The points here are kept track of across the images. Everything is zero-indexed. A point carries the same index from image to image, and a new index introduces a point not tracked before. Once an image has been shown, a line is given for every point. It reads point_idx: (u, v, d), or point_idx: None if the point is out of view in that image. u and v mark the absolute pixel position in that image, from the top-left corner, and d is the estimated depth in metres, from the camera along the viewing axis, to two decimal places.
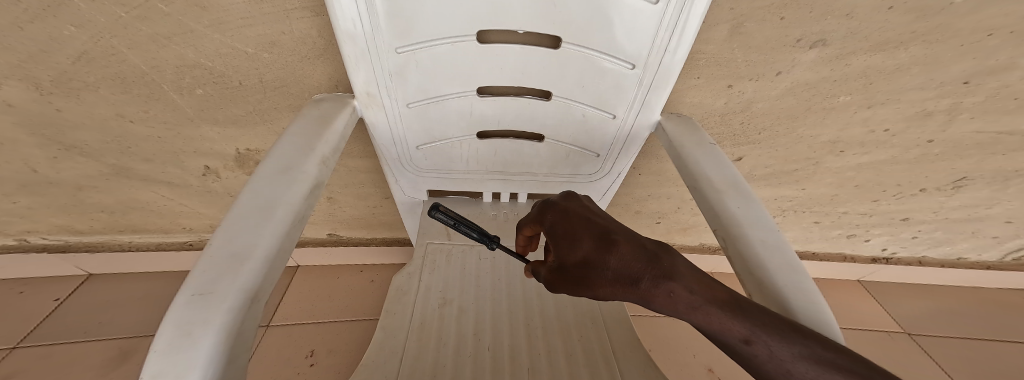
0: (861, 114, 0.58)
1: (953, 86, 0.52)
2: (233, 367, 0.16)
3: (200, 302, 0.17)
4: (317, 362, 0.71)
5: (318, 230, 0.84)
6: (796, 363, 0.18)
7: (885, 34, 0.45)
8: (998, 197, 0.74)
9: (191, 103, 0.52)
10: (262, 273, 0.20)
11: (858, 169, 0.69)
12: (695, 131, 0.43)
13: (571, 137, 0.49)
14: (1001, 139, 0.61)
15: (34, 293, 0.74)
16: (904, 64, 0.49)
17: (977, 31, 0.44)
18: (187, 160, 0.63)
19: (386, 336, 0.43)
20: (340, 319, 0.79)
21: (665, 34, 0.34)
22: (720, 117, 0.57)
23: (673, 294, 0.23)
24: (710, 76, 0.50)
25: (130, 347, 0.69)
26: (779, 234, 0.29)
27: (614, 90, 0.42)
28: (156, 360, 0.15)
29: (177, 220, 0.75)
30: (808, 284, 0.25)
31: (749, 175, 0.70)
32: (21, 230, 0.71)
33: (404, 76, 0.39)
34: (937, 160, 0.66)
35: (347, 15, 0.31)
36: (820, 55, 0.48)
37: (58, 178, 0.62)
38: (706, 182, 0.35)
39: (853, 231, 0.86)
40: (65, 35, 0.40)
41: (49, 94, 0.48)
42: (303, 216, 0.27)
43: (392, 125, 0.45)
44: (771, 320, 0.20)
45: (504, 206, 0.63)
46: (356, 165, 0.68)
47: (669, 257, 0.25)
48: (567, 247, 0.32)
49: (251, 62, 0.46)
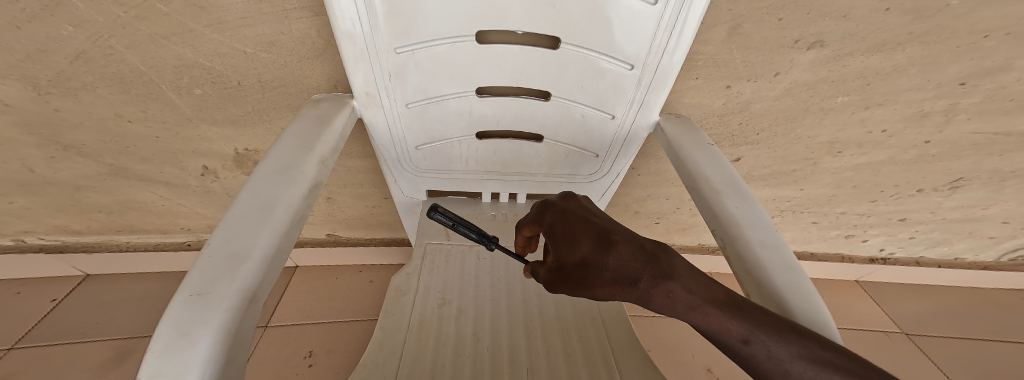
0: (858, 115, 0.58)
1: (950, 87, 0.52)
2: (231, 368, 0.16)
3: (199, 302, 0.17)
4: (316, 363, 0.71)
5: (317, 230, 0.84)
6: (794, 362, 0.18)
7: (882, 35, 0.45)
8: (995, 198, 0.74)
9: (190, 103, 0.52)
10: (260, 274, 0.20)
11: (856, 169, 0.69)
12: (694, 131, 0.43)
13: (571, 138, 0.49)
14: (997, 140, 0.62)
15: (31, 294, 0.74)
16: (901, 65, 0.49)
17: (973, 32, 0.44)
18: (186, 161, 0.62)
19: (385, 336, 0.43)
20: (339, 320, 0.79)
21: (664, 34, 0.35)
22: (719, 118, 0.57)
23: (671, 294, 0.23)
24: (708, 76, 0.50)
25: (128, 348, 0.69)
26: (777, 234, 0.29)
27: (613, 91, 0.42)
28: (154, 360, 0.14)
29: (176, 220, 0.75)
30: (807, 284, 0.25)
31: (748, 175, 0.70)
32: (18, 230, 0.71)
33: (404, 76, 0.39)
34: (935, 161, 0.66)
35: (347, 14, 0.32)
36: (818, 55, 0.48)
37: (57, 178, 0.62)
38: (705, 182, 0.35)
39: (851, 231, 0.86)
40: (64, 35, 0.40)
41: (46, 94, 0.48)
42: (302, 216, 0.27)
43: (391, 125, 0.45)
44: (769, 321, 0.20)
45: (503, 206, 0.63)
46: (355, 165, 0.67)
47: (668, 256, 0.25)
48: (566, 248, 0.32)
49: (250, 62, 0.46)
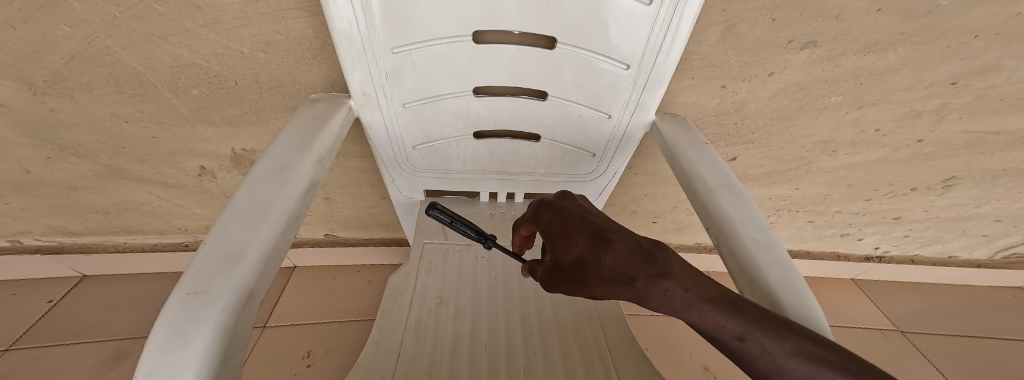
0: (852, 115, 0.58)
1: (941, 87, 0.53)
2: (228, 367, 0.16)
3: (194, 302, 0.17)
4: (314, 363, 0.71)
5: (315, 230, 0.84)
6: (788, 359, 0.19)
7: (874, 36, 0.46)
8: (987, 196, 0.75)
9: (186, 103, 0.52)
10: (258, 273, 0.20)
11: (851, 169, 0.70)
12: (688, 130, 0.43)
13: (567, 137, 0.50)
14: (989, 139, 0.62)
15: (28, 295, 0.74)
16: (893, 66, 0.50)
17: (963, 33, 0.45)
18: (183, 161, 0.62)
19: (382, 336, 0.43)
20: (337, 320, 0.79)
21: (659, 34, 0.35)
22: (715, 118, 0.58)
23: (668, 292, 0.23)
24: (703, 76, 0.51)
25: (125, 349, 0.68)
26: (770, 232, 0.30)
27: (608, 90, 0.42)
28: (151, 358, 0.15)
29: (173, 220, 0.75)
30: (799, 281, 0.25)
31: (744, 175, 0.70)
32: (14, 231, 0.71)
33: (401, 76, 0.39)
34: (927, 160, 0.67)
35: (343, 15, 0.32)
36: (811, 56, 0.48)
37: (53, 179, 0.62)
38: (700, 181, 0.36)
39: (846, 230, 0.87)
40: (59, 35, 0.40)
41: (42, 95, 0.48)
42: (299, 216, 0.27)
43: (388, 125, 0.46)
44: (763, 318, 0.20)
45: (500, 205, 0.63)
46: (352, 165, 0.68)
47: (664, 254, 0.25)
48: (563, 246, 0.32)
49: (247, 62, 0.46)
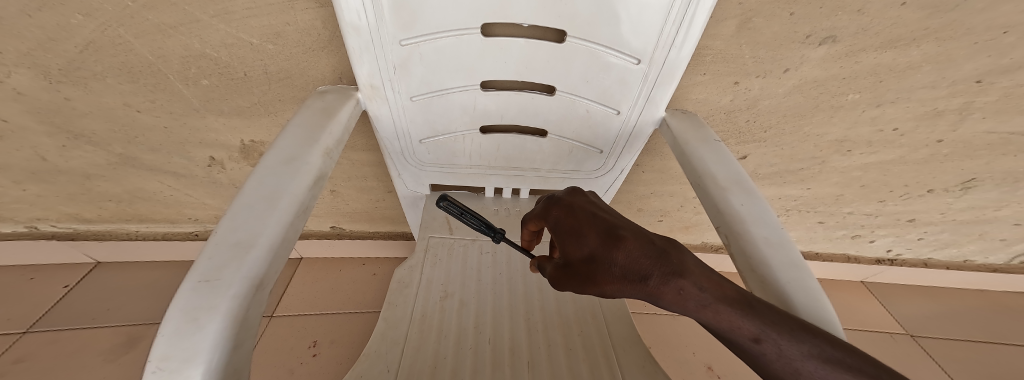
0: (869, 114, 0.57)
1: (965, 85, 0.51)
2: (241, 353, 0.17)
3: (205, 290, 0.17)
4: (319, 353, 0.72)
5: (322, 222, 0.85)
6: (806, 361, 0.18)
7: (896, 31, 0.44)
8: (1007, 199, 0.73)
9: (196, 93, 0.52)
10: (268, 262, 0.21)
11: (865, 169, 0.68)
12: (699, 127, 0.42)
13: (574, 133, 0.49)
14: (1013, 139, 0.60)
15: (44, 280, 0.75)
16: (916, 62, 0.48)
17: (991, 28, 0.43)
18: (193, 151, 0.63)
19: (387, 328, 0.44)
20: (341, 311, 0.80)
21: (672, 27, 0.34)
22: (726, 115, 0.57)
23: (683, 291, 0.22)
24: (715, 72, 0.50)
25: (137, 334, 0.70)
26: (782, 233, 0.29)
27: (618, 86, 0.41)
28: (164, 343, 0.15)
29: (183, 210, 0.76)
30: (812, 281, 0.25)
31: (755, 174, 0.69)
32: (31, 217, 0.73)
33: (408, 70, 0.39)
34: (947, 161, 0.65)
35: (352, 7, 0.32)
36: (830, 51, 0.47)
37: (68, 167, 0.63)
38: (710, 179, 0.35)
39: (857, 232, 0.85)
40: (74, 23, 0.41)
41: (57, 83, 0.49)
42: (307, 208, 0.27)
43: (395, 118, 0.45)
44: (781, 320, 0.20)
45: (506, 201, 0.63)
46: (358, 158, 0.68)
47: (678, 253, 0.25)
48: (574, 243, 0.31)
49: (256, 53, 0.46)
